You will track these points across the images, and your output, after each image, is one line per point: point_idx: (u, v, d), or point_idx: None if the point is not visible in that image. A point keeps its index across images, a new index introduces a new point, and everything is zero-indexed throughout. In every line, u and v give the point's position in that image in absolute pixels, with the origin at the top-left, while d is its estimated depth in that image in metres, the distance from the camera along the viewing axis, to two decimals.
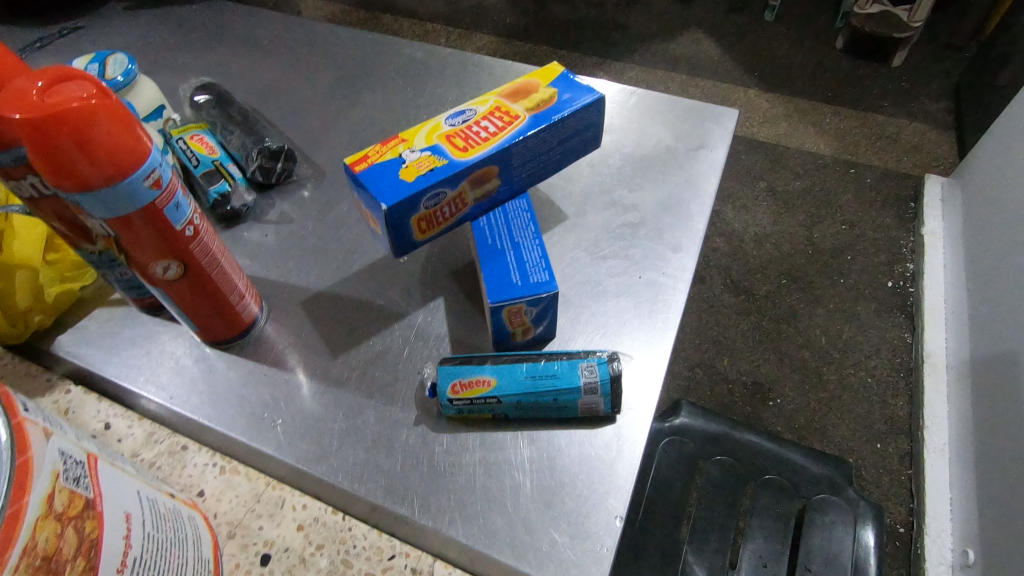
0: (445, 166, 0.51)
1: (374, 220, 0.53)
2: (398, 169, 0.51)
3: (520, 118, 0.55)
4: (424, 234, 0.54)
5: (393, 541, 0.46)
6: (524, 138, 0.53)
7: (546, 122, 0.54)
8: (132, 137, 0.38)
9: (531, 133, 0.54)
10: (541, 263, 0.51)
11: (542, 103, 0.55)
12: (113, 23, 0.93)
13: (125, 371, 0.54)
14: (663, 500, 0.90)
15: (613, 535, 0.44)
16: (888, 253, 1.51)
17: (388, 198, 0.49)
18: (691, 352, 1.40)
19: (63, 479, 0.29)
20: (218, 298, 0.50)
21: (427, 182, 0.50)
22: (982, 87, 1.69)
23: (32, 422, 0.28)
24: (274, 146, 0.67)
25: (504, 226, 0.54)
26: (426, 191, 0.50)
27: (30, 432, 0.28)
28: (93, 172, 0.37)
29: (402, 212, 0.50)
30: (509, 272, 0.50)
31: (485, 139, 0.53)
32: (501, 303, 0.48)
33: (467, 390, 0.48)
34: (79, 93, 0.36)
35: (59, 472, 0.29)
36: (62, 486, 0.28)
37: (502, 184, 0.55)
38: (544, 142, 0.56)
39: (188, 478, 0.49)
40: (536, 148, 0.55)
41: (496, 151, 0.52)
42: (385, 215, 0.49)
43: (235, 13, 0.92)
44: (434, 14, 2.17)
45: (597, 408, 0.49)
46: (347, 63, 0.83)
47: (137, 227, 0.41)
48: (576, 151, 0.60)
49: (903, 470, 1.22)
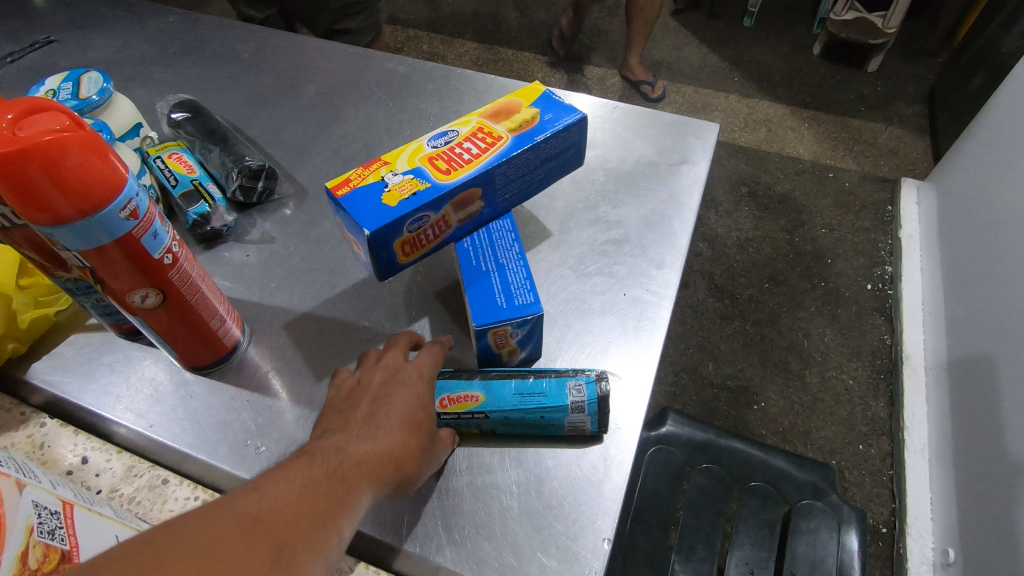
0: (429, 190, 0.51)
1: (358, 243, 0.53)
2: (380, 193, 0.51)
3: (503, 139, 0.55)
4: (408, 257, 0.54)
5: (381, 573, 0.46)
6: (508, 160, 0.53)
7: (529, 143, 0.54)
8: (107, 168, 0.37)
9: (515, 154, 0.53)
10: (526, 284, 0.50)
11: (524, 124, 0.55)
12: (88, 37, 0.92)
13: (103, 399, 0.53)
14: (649, 509, 0.91)
15: (601, 558, 0.44)
16: (867, 256, 1.53)
17: (371, 223, 0.49)
18: (676, 358, 1.41)
19: (37, 534, 0.35)
20: (198, 324, 0.49)
21: (410, 206, 0.50)
22: (954, 92, 1.73)
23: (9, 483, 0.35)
24: (255, 165, 0.66)
25: (488, 248, 0.54)
26: (409, 215, 0.50)
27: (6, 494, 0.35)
28: (66, 203, 0.36)
29: (385, 236, 0.50)
30: (494, 294, 0.50)
31: (468, 161, 0.53)
32: (486, 326, 0.48)
33: (455, 404, 0.48)
34: (51, 126, 0.35)
35: (33, 526, 0.35)
36: (35, 540, 0.35)
37: (486, 206, 0.55)
38: (527, 162, 0.55)
39: (168, 513, 0.48)
40: (519, 169, 0.55)
41: (480, 173, 0.52)
42: (368, 240, 0.49)
43: (215, 25, 0.91)
44: (416, 19, 2.16)
45: (584, 427, 0.48)
46: (328, 77, 0.83)
47: (114, 258, 0.40)
48: (560, 170, 0.60)
49: (885, 470, 1.24)
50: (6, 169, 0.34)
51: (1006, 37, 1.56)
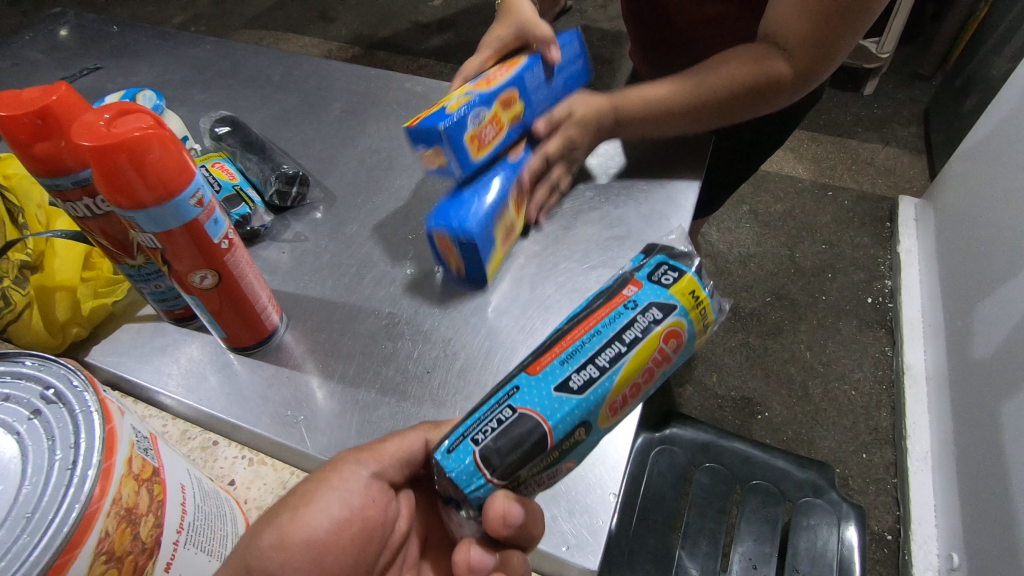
0: (480, 92, 0.64)
1: (436, 155, 0.63)
2: (443, 110, 0.62)
3: (521, 58, 0.72)
4: (478, 156, 0.64)
5: None
6: (532, 63, 0.70)
7: (543, 54, 0.72)
8: (181, 162, 0.43)
9: (535, 62, 0.71)
10: (484, 210, 0.61)
11: (540, 44, 0.74)
12: (133, 64, 1.00)
13: (156, 376, 0.59)
14: (655, 507, 0.94)
15: (608, 510, 0.49)
16: (867, 270, 1.58)
17: (445, 121, 0.60)
18: (681, 369, 1.44)
19: (137, 449, 0.41)
20: (244, 305, 0.55)
21: (471, 104, 0.62)
22: (948, 113, 1.79)
23: (111, 402, 0.41)
24: (291, 171, 0.73)
25: (501, 162, 0.67)
26: (471, 110, 0.61)
27: (111, 408, 0.41)
28: (146, 191, 0.42)
29: (456, 130, 0.60)
30: (454, 209, 0.61)
31: (503, 74, 0.68)
32: (436, 228, 0.61)
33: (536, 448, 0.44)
34: (139, 125, 0.41)
35: (134, 442, 0.42)
36: (137, 454, 0.41)
37: (525, 108, 0.70)
38: (544, 71, 0.72)
39: (221, 469, 0.56)
40: (541, 75, 0.72)
41: (514, 76, 0.67)
42: (443, 132, 0.59)
43: (250, 52, 1.00)
44: (428, 50, 2.28)
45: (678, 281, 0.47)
46: (353, 97, 0.90)
47: (179, 240, 0.47)
48: (569, 86, 0.78)
49: (888, 478, 1.26)
50: (102, 159, 0.40)
51: (997, 59, 1.62)
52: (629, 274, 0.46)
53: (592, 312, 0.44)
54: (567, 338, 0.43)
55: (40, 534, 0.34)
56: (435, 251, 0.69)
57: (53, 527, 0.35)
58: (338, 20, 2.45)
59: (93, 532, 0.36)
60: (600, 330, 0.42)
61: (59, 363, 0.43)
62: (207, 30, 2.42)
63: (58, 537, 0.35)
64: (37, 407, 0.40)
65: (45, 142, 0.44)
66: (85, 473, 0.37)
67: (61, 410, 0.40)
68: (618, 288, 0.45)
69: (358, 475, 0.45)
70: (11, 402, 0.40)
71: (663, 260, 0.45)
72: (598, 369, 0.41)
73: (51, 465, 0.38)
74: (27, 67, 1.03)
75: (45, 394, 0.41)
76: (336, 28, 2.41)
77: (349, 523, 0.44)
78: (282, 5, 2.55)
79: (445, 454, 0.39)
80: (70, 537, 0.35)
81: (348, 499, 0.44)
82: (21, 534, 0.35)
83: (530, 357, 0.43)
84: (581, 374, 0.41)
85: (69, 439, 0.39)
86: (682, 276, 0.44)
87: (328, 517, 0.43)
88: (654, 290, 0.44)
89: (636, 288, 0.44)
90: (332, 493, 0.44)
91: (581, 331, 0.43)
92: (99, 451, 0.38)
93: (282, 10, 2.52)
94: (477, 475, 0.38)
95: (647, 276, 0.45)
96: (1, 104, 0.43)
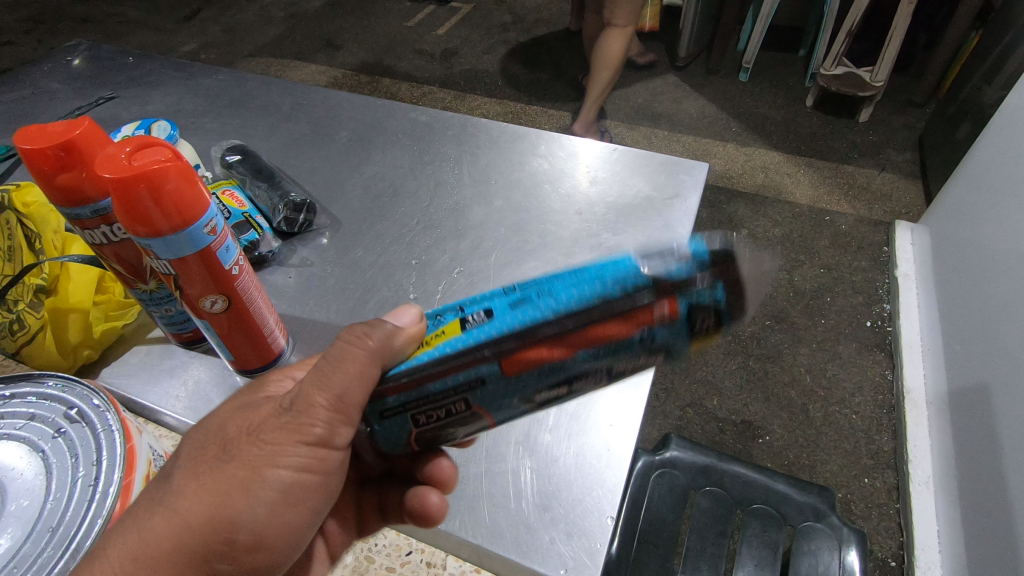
0: None
1: None
2: None
3: None
4: None
5: (409, 540, 0.57)
6: None
7: None
8: (195, 191, 0.46)
9: None
10: None
11: None
12: (146, 93, 1.04)
13: (164, 399, 0.60)
14: (656, 530, 0.93)
15: (606, 533, 0.50)
16: (865, 294, 1.59)
17: None
18: (681, 393, 1.44)
19: (154, 466, 0.46)
20: (252, 330, 0.57)
21: None
22: (941, 139, 1.82)
23: (129, 420, 0.45)
24: (298, 200, 0.76)
25: None
26: None
27: (130, 426, 0.45)
28: (163, 220, 0.44)
29: None
30: None
31: None
32: None
33: None
34: (158, 157, 0.43)
35: (152, 460, 0.46)
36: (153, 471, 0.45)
37: None
38: None
39: None
40: None
41: None
42: None
43: (259, 83, 1.03)
44: (430, 78, 2.33)
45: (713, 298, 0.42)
46: (359, 126, 0.93)
47: (192, 266, 0.48)
48: None
49: (891, 503, 1.24)
50: (122, 189, 0.42)
51: (988, 87, 1.66)
52: (682, 288, 0.36)
53: (611, 321, 0.37)
54: (565, 344, 0.37)
55: (65, 546, 0.39)
56: (437, 276, 0.71)
57: (77, 540, 0.39)
58: (343, 48, 2.51)
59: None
60: (596, 355, 0.38)
61: (79, 383, 0.46)
62: (216, 57, 2.48)
63: (83, 547, 0.39)
64: (61, 426, 0.45)
65: (67, 173, 0.46)
66: (107, 490, 0.41)
67: (83, 428, 0.44)
68: (650, 300, 0.36)
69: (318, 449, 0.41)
70: (38, 421, 0.45)
71: (721, 305, 0.37)
72: (564, 391, 0.40)
73: (75, 481, 0.42)
74: (43, 97, 1.06)
75: (68, 414, 0.45)
76: (342, 55, 2.47)
77: (316, 493, 0.43)
78: (290, 33, 2.62)
79: (380, 424, 0.42)
80: (93, 548, 0.39)
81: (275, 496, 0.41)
82: (49, 545, 0.39)
83: (512, 347, 0.37)
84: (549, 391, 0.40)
85: (92, 457, 0.43)
86: (713, 331, 0.38)
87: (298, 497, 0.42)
88: (681, 333, 0.37)
89: (665, 318, 0.36)
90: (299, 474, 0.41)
91: (580, 343, 0.37)
92: (119, 469, 0.42)
93: (290, 38, 2.59)
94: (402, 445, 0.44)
95: (688, 308, 0.36)
96: (28, 138, 0.45)
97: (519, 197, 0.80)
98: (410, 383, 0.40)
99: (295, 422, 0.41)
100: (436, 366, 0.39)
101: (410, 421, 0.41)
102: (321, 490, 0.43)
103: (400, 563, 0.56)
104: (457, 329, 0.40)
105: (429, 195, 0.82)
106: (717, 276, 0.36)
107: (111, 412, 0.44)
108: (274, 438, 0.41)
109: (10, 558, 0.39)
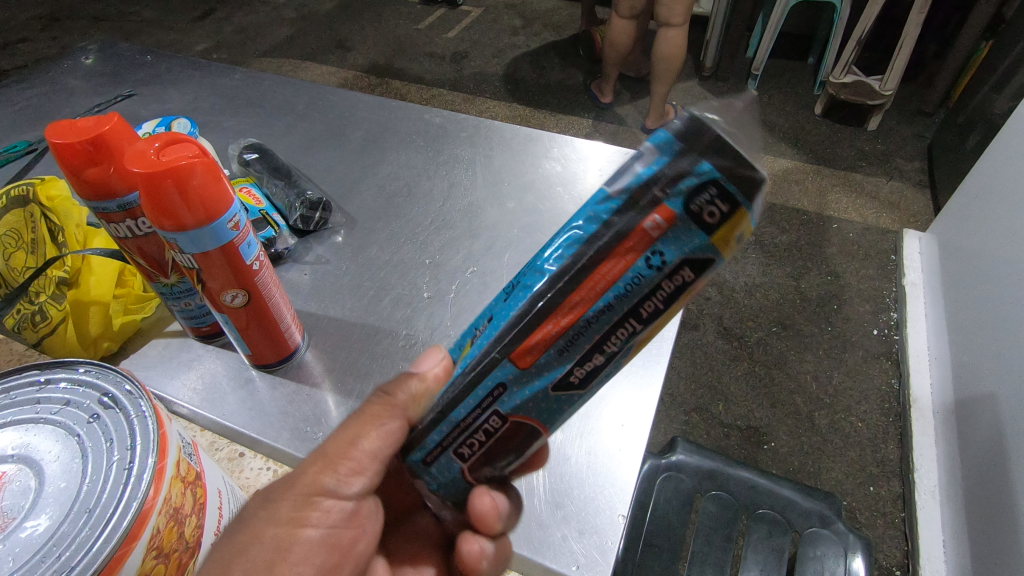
0: None
1: None
2: None
3: None
4: None
5: None
6: None
7: None
8: (220, 188, 0.46)
9: None
10: None
11: None
12: (164, 91, 1.05)
13: (180, 392, 0.61)
14: (661, 534, 0.93)
15: (617, 530, 0.51)
16: (873, 302, 1.59)
17: None
18: (687, 397, 1.43)
19: (184, 454, 0.45)
20: (269, 325, 0.58)
21: None
22: (951, 149, 1.82)
23: (162, 409, 0.46)
24: (315, 198, 0.77)
25: None
26: None
27: (162, 413, 0.45)
28: (189, 214, 0.45)
29: None
30: None
31: None
32: None
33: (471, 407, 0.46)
34: (186, 153, 0.44)
35: (182, 448, 0.46)
36: (183, 458, 0.45)
37: None
38: None
39: (246, 479, 0.59)
40: None
41: None
42: None
43: (274, 83, 1.04)
44: (440, 80, 2.35)
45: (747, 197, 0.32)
46: (373, 126, 0.94)
47: (215, 261, 0.49)
48: None
49: (897, 512, 1.23)
50: (150, 184, 0.43)
51: (997, 98, 1.66)
52: (658, 187, 0.30)
53: (602, 262, 0.32)
54: (568, 307, 0.32)
55: (101, 528, 0.38)
56: (451, 276, 0.72)
57: (113, 522, 0.38)
58: (354, 50, 2.53)
59: (147, 528, 0.40)
60: (612, 302, 0.32)
61: (113, 371, 0.48)
62: (227, 57, 2.50)
63: (118, 529, 0.38)
64: (96, 411, 0.46)
65: (95, 167, 0.47)
66: (142, 474, 0.41)
67: (118, 414, 0.45)
68: (632, 219, 0.31)
69: (331, 503, 0.41)
70: (73, 406, 0.46)
71: (721, 180, 0.29)
72: (605, 359, 0.33)
73: (110, 464, 0.42)
74: (63, 94, 1.08)
75: (102, 400, 0.46)
76: (353, 57, 2.49)
77: (329, 556, 0.40)
78: (301, 34, 2.65)
79: (430, 472, 0.40)
80: (129, 531, 0.39)
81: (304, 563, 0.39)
82: (85, 528, 0.39)
83: (511, 335, 0.34)
84: (584, 366, 0.34)
85: (127, 441, 0.43)
86: (735, 212, 0.29)
87: (309, 564, 0.39)
88: (695, 235, 0.30)
89: (657, 228, 0.30)
90: (313, 535, 0.40)
91: (586, 299, 0.32)
92: (153, 454, 0.42)
93: (301, 39, 2.61)
94: (462, 485, 0.41)
95: (682, 208, 0.30)
96: (59, 132, 0.46)
97: (533, 199, 0.81)
98: (437, 421, 0.39)
99: (314, 480, 0.40)
100: (450, 392, 0.38)
101: (455, 459, 0.39)
102: (333, 552, 0.41)
103: None
104: (464, 348, 0.39)
105: (443, 196, 0.83)
106: (694, 152, 0.29)
107: (146, 400, 0.45)
108: (285, 497, 0.40)
109: (47, 539, 0.39)
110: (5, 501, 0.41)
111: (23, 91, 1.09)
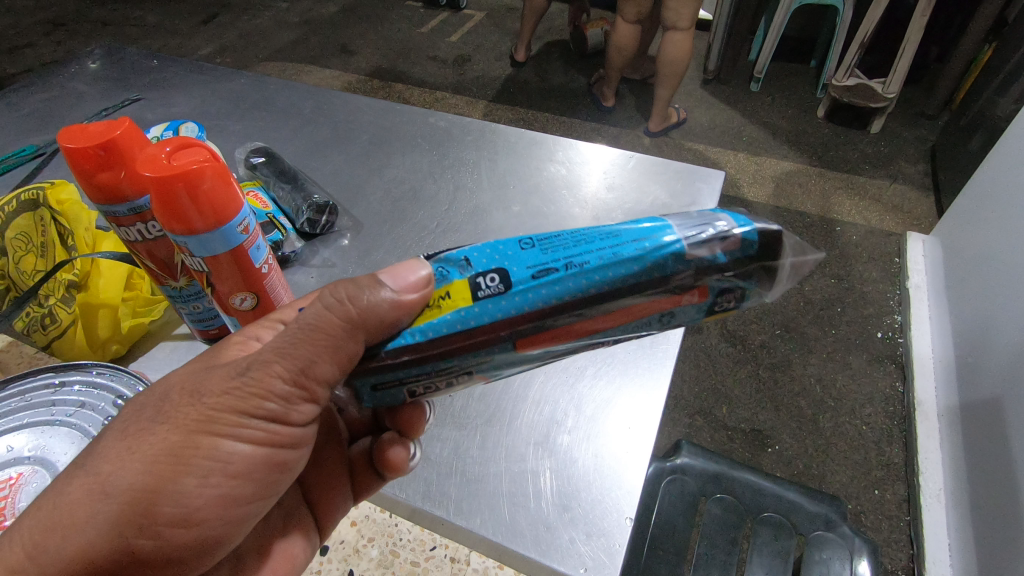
0: None
1: None
2: None
3: None
4: None
5: (433, 537, 0.64)
6: None
7: None
8: (230, 192, 0.47)
9: None
10: None
11: None
12: (170, 96, 1.06)
13: None
14: (666, 536, 0.93)
15: (625, 533, 0.51)
16: (877, 305, 1.59)
17: None
18: (691, 400, 1.43)
19: None
20: None
21: None
22: (954, 151, 1.82)
23: None
24: (321, 201, 0.77)
25: None
26: None
27: None
28: (199, 219, 0.45)
29: None
30: None
31: None
32: None
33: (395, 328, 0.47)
34: (196, 158, 0.44)
35: None
36: None
37: None
38: None
39: None
40: None
41: None
42: None
43: (280, 86, 1.05)
44: (443, 84, 2.35)
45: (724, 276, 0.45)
46: (378, 130, 0.95)
47: (224, 265, 0.50)
48: None
49: (902, 516, 1.23)
50: (162, 188, 0.43)
51: (1001, 100, 1.66)
52: (717, 278, 0.40)
53: (639, 305, 0.40)
54: (588, 322, 0.40)
55: None
56: None
57: None
58: (357, 54, 2.54)
59: None
60: (616, 331, 0.42)
61: (127, 374, 0.53)
62: (232, 61, 2.52)
63: None
64: (110, 413, 0.51)
65: (107, 172, 0.48)
66: None
67: None
68: (683, 286, 0.40)
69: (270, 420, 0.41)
70: (87, 409, 0.51)
71: (747, 292, 0.42)
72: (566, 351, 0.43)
73: None
74: (70, 98, 1.08)
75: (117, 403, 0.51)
76: (356, 60, 2.50)
77: (265, 470, 0.43)
78: (305, 38, 2.66)
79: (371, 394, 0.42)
80: None
81: (227, 469, 0.40)
82: None
83: (533, 327, 0.39)
84: (549, 356, 0.43)
85: None
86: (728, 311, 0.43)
87: (240, 476, 0.41)
88: (698, 313, 0.42)
89: (689, 298, 0.41)
90: (239, 446, 0.40)
91: (605, 321, 0.40)
92: None
93: (305, 43, 2.62)
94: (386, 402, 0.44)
95: (712, 294, 0.41)
96: (72, 137, 0.47)
97: (539, 202, 0.81)
98: (414, 363, 0.39)
99: (251, 389, 0.39)
100: (445, 344, 0.39)
101: (404, 392, 0.42)
102: (270, 468, 0.43)
103: (423, 557, 0.63)
104: (466, 298, 0.39)
105: (448, 199, 0.83)
106: (754, 264, 0.40)
107: None
108: (220, 405, 0.39)
109: None
110: (23, 500, 0.47)
111: (31, 95, 1.09)
